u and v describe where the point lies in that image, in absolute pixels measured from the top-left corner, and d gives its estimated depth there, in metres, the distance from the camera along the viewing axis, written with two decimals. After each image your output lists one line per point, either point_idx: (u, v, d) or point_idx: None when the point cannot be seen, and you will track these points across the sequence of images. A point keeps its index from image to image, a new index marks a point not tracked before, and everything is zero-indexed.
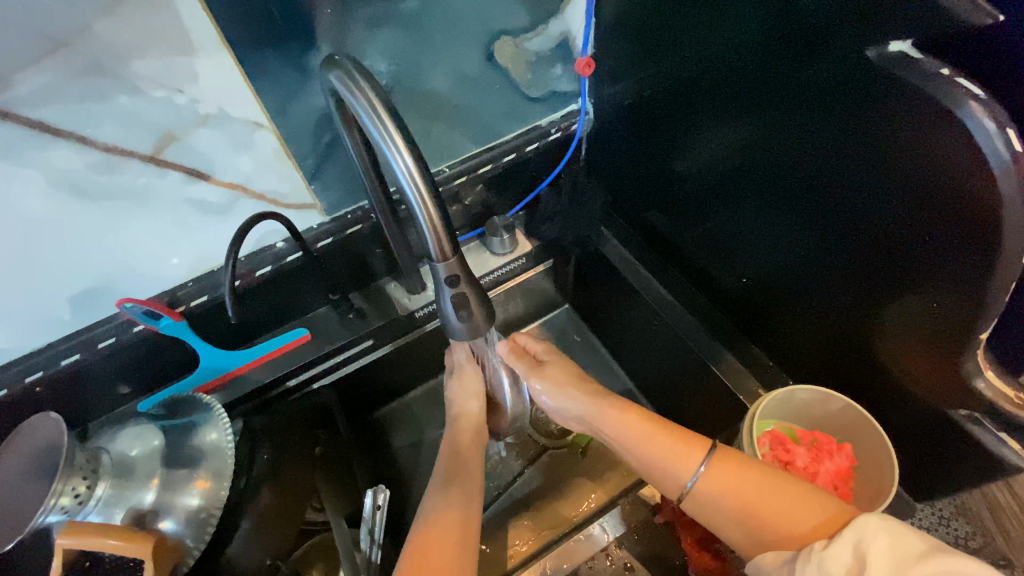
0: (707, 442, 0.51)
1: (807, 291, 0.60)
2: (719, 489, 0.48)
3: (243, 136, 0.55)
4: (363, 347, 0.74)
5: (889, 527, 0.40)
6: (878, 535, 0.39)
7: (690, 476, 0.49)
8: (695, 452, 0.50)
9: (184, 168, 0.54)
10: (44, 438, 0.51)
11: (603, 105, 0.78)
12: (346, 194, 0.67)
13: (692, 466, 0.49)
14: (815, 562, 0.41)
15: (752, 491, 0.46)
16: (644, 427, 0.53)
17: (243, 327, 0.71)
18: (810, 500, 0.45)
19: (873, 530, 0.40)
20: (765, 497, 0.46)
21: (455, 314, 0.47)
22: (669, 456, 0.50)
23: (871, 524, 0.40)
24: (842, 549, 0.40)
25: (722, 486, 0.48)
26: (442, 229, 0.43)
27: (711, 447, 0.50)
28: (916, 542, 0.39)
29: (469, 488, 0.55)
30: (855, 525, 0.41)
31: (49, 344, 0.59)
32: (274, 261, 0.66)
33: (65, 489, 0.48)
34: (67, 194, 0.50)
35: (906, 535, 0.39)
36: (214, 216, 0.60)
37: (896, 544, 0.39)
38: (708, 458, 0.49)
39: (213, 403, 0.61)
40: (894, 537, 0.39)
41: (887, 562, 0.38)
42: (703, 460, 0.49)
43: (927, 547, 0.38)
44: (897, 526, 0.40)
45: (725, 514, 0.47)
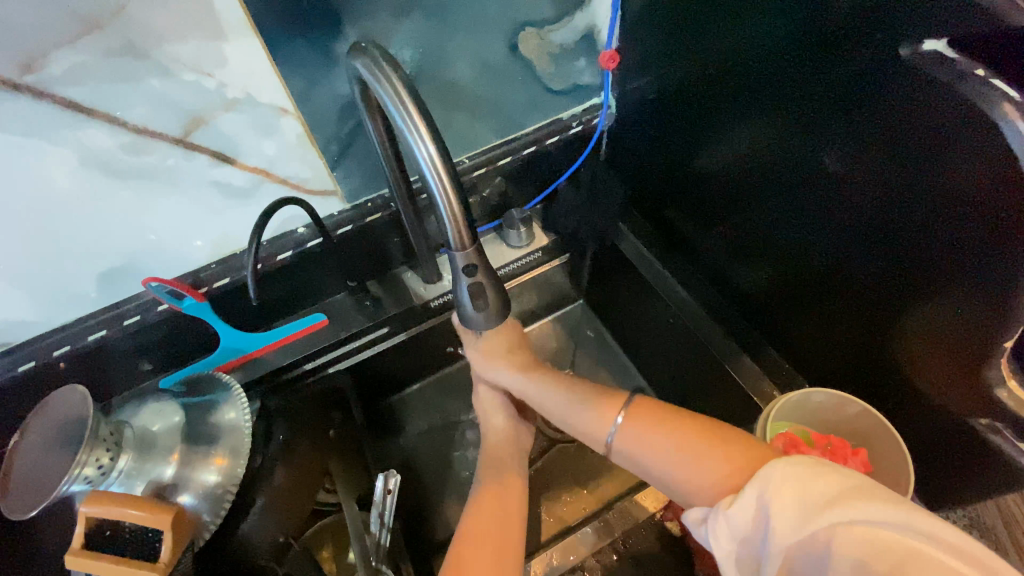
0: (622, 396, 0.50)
1: (826, 293, 0.60)
2: (640, 439, 0.46)
3: (268, 121, 0.56)
4: (378, 334, 0.76)
5: (796, 476, 0.37)
6: (785, 486, 0.37)
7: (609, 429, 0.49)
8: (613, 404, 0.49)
9: (210, 150, 0.55)
10: (70, 410, 0.53)
11: (625, 100, 0.77)
12: (366, 182, 0.68)
13: (610, 417, 0.49)
14: (723, 520, 0.39)
15: (667, 436, 0.45)
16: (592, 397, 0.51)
17: (262, 310, 0.72)
18: (731, 444, 0.43)
19: (779, 481, 0.37)
20: (677, 440, 0.44)
21: (471, 302, 0.47)
22: (590, 412, 0.50)
23: (775, 473, 0.37)
24: (747, 504, 0.38)
25: (639, 439, 0.47)
26: (461, 218, 0.43)
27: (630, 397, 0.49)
28: (827, 488, 0.36)
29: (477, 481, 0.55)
30: (760, 477, 0.38)
31: (77, 319, 0.61)
32: (294, 247, 0.68)
33: (88, 460, 0.49)
34: (98, 173, 0.51)
35: (813, 482, 0.36)
36: (238, 200, 0.61)
37: (803, 493, 0.36)
38: (625, 408, 0.49)
39: (232, 382, 0.62)
40: (801, 485, 0.36)
41: (794, 515, 0.36)
42: (620, 411, 0.49)
43: (840, 489, 0.36)
44: (808, 469, 0.37)
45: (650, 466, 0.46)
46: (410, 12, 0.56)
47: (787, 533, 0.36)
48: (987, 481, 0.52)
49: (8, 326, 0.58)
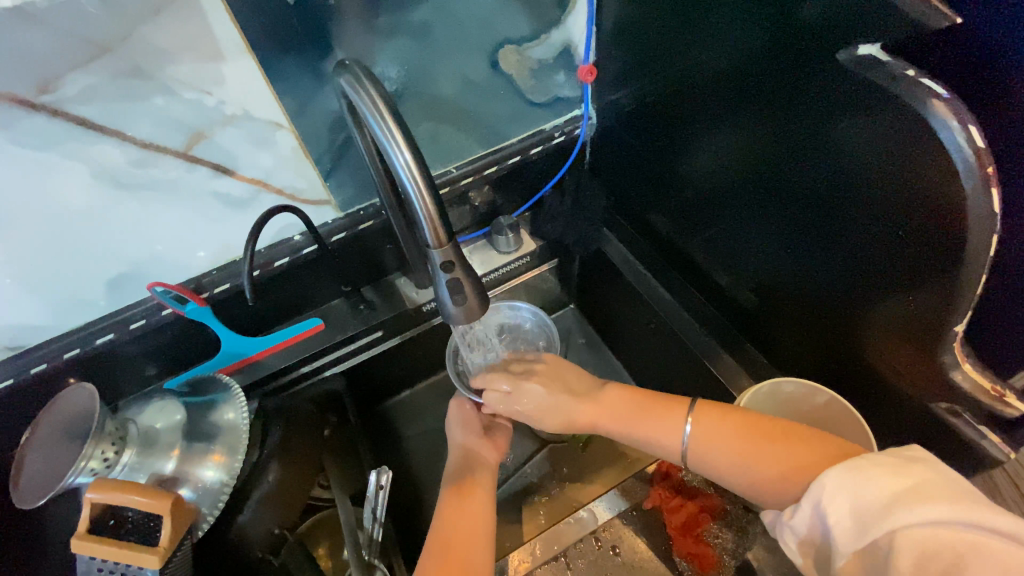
0: (687, 402, 0.56)
1: (794, 291, 0.62)
2: (707, 445, 0.52)
3: (264, 135, 0.60)
4: (373, 338, 0.79)
5: (849, 483, 0.41)
6: (838, 495, 0.41)
7: (682, 436, 0.54)
8: (680, 414, 0.55)
9: (210, 163, 0.59)
10: (79, 407, 0.57)
11: (604, 111, 0.81)
12: (358, 192, 0.72)
13: (680, 426, 0.54)
14: (789, 528, 0.45)
15: (738, 442, 0.50)
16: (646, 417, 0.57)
17: (261, 315, 0.76)
18: (788, 446, 0.48)
19: (831, 493, 0.42)
20: (746, 444, 0.50)
21: (450, 298, 0.50)
22: (661, 430, 0.55)
23: (828, 484, 0.42)
24: (807, 513, 0.43)
25: (707, 442, 0.52)
26: (437, 217, 0.47)
27: (692, 403, 0.55)
28: (879, 494, 0.40)
29: (464, 478, 0.60)
30: (813, 491, 0.43)
31: (87, 324, 0.65)
32: (291, 253, 0.71)
33: (94, 452, 0.53)
34: (107, 185, 0.56)
35: (864, 487, 0.40)
36: (238, 209, 0.65)
37: (859, 499, 0.40)
38: (691, 415, 0.54)
39: (232, 383, 0.66)
40: (852, 493, 0.41)
41: (850, 524, 0.40)
42: (687, 419, 0.54)
43: (893, 493, 0.39)
44: (860, 475, 0.41)
45: (716, 466, 0.51)
46: (393, 33, 0.61)
47: (848, 538, 0.40)
48: (953, 463, 0.54)
49: (22, 330, 0.62)
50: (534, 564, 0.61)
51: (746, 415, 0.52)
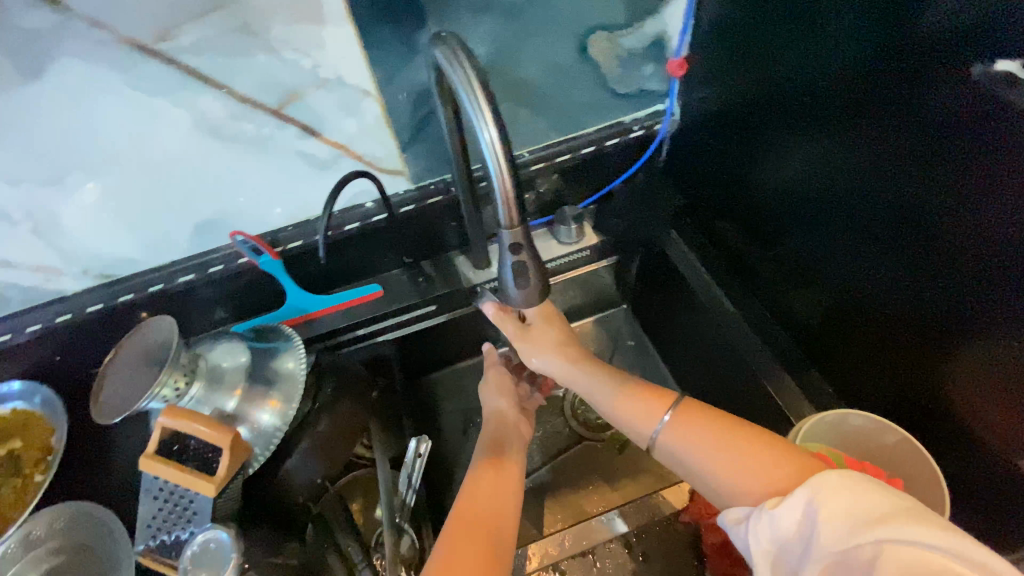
0: (673, 396, 0.54)
1: (873, 320, 0.58)
2: (682, 435, 0.50)
3: (352, 101, 0.61)
4: (427, 311, 0.81)
5: (848, 487, 0.39)
6: (835, 495, 0.39)
7: (656, 426, 0.52)
8: (660, 405, 0.53)
9: (300, 123, 0.61)
10: (159, 338, 0.61)
11: (689, 109, 0.78)
12: (432, 166, 0.72)
13: (659, 414, 0.53)
14: (766, 519, 0.41)
15: (711, 439, 0.48)
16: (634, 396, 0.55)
17: (327, 275, 0.79)
18: (767, 450, 0.45)
19: (829, 491, 0.39)
20: (723, 441, 0.48)
21: (513, 281, 0.51)
22: (636, 415, 0.54)
23: (828, 483, 0.39)
24: (795, 509, 0.40)
25: (684, 437, 0.50)
26: (513, 198, 0.46)
27: (676, 400, 0.53)
28: (878, 505, 0.38)
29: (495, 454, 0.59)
30: (810, 484, 0.40)
31: (171, 263, 0.70)
32: (361, 219, 0.74)
33: (167, 382, 0.57)
34: (206, 134, 0.59)
35: (865, 495, 0.38)
36: (319, 171, 0.67)
37: (856, 505, 0.38)
38: (671, 409, 0.52)
39: (294, 335, 0.69)
40: (851, 496, 0.38)
41: (840, 525, 0.38)
42: (669, 410, 0.52)
43: (890, 507, 0.37)
44: (861, 485, 0.39)
45: (684, 464, 0.50)
46: (487, 11, 0.61)
47: (834, 540, 0.38)
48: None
49: (118, 261, 0.67)
50: (561, 554, 0.61)
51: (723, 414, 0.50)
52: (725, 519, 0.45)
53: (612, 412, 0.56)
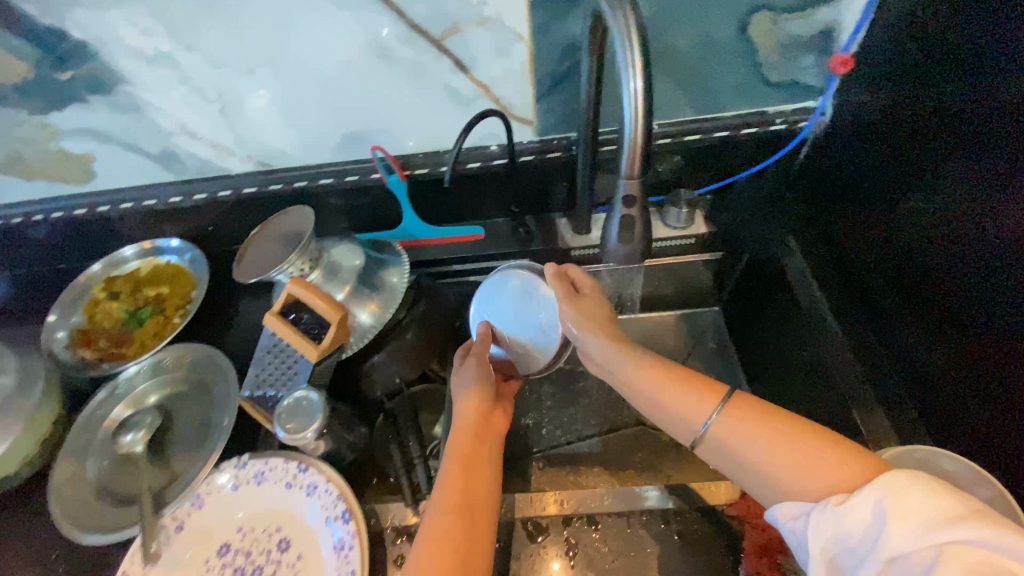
0: (724, 390, 0.50)
1: (1001, 371, 0.51)
2: (735, 432, 0.46)
3: (505, 44, 0.64)
4: (519, 263, 0.85)
5: (921, 488, 0.37)
6: (907, 494, 0.37)
7: (704, 422, 0.48)
8: (709, 399, 0.49)
9: (454, 57, 0.65)
10: (296, 225, 0.70)
11: (842, 111, 0.73)
12: (560, 122, 0.73)
13: (708, 409, 0.48)
14: (830, 515, 0.39)
15: (768, 440, 0.45)
16: (667, 384, 0.51)
17: (439, 209, 0.85)
18: (829, 452, 0.43)
19: (900, 490, 0.38)
20: (781, 442, 0.44)
21: (618, 232, 0.52)
22: (681, 406, 0.50)
23: (897, 484, 0.38)
24: (861, 505, 0.38)
25: (739, 434, 0.46)
26: (640, 149, 0.47)
27: (726, 394, 0.49)
28: (951, 506, 0.36)
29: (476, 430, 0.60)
30: (881, 482, 0.38)
31: (316, 166, 0.79)
32: (483, 161, 0.77)
33: (295, 263, 0.66)
34: (372, 53, 0.64)
35: (939, 496, 0.37)
36: (459, 107, 0.71)
37: (929, 505, 0.36)
38: (721, 405, 0.48)
39: (402, 254, 0.76)
40: (924, 496, 0.37)
41: (912, 525, 0.36)
42: (718, 406, 0.48)
43: (965, 510, 0.36)
44: (933, 487, 0.37)
45: (733, 461, 0.47)
46: None
47: (903, 539, 0.36)
48: None
49: (275, 154, 0.77)
50: (598, 508, 0.63)
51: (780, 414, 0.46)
52: (776, 514, 0.43)
53: (643, 395, 0.53)
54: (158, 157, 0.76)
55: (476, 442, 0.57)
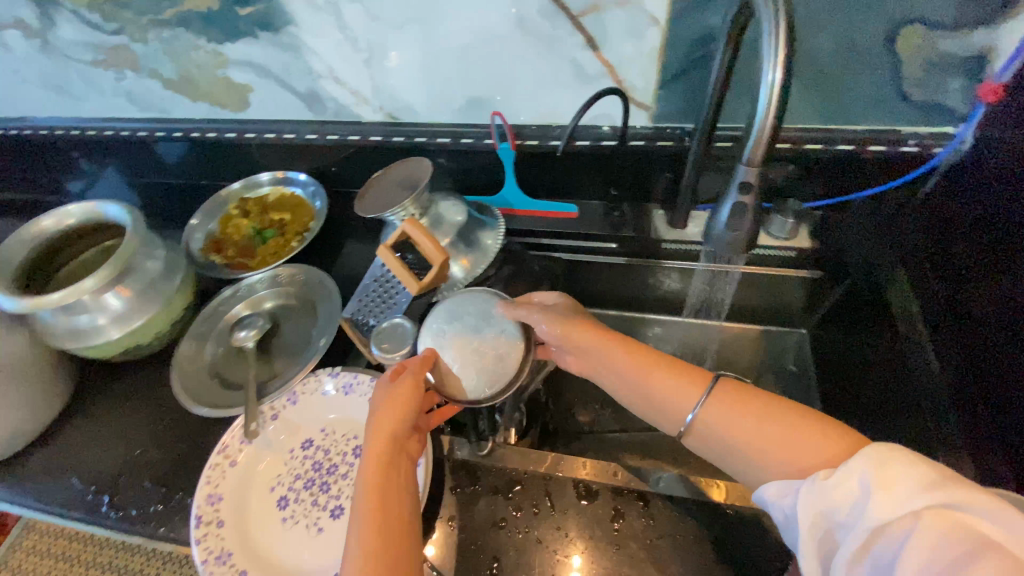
0: (708, 377, 0.54)
1: None
2: (720, 417, 0.51)
3: (640, 27, 0.66)
4: (607, 247, 0.86)
5: (901, 458, 0.40)
6: (891, 466, 0.39)
7: (690, 412, 0.52)
8: (694, 389, 0.53)
9: (588, 34, 0.67)
10: (412, 174, 0.76)
11: (984, 142, 0.67)
12: (679, 112, 0.74)
13: (693, 396, 0.53)
14: (818, 489, 0.41)
15: (749, 423, 0.49)
16: (655, 374, 0.56)
17: (539, 182, 0.89)
18: (811, 431, 0.46)
19: (882, 460, 0.40)
20: (762, 427, 0.48)
21: (727, 219, 0.53)
22: (669, 397, 0.54)
23: (878, 454, 0.40)
24: (846, 477, 0.40)
25: (725, 421, 0.50)
26: (766, 138, 0.47)
27: (710, 381, 0.53)
28: (929, 473, 0.38)
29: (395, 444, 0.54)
30: (863, 454, 0.41)
31: (437, 125, 0.84)
32: (592, 140, 0.80)
33: (405, 208, 0.71)
34: (512, 22, 0.68)
35: (917, 465, 0.39)
36: (582, 84, 0.73)
37: (908, 473, 0.39)
38: (705, 393, 0.52)
39: (499, 219, 0.80)
40: (904, 466, 0.39)
41: (895, 493, 0.38)
42: (703, 393, 0.52)
43: (941, 476, 0.38)
44: (911, 457, 0.40)
45: (720, 447, 0.51)
46: None
47: (885, 505, 0.38)
48: None
49: (403, 108, 0.83)
50: (644, 487, 0.63)
51: (759, 399, 0.50)
52: (765, 493, 0.46)
53: (636, 385, 0.57)
54: (304, 96, 0.85)
55: (388, 474, 0.51)
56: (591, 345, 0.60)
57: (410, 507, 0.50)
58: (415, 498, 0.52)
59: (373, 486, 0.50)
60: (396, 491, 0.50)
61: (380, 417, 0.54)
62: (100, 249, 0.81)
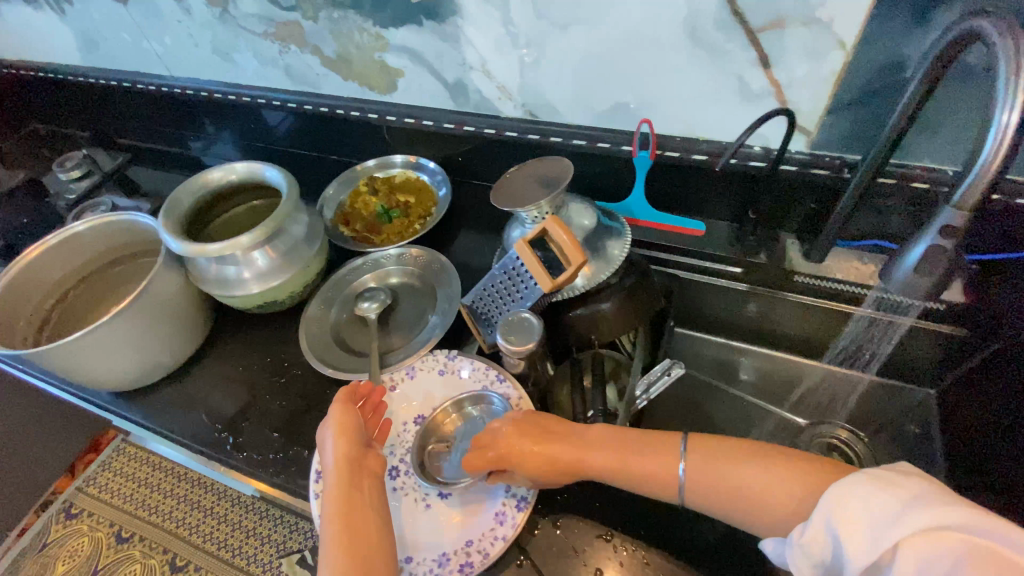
0: (680, 445, 0.54)
1: None
2: (703, 478, 0.52)
3: (821, 49, 0.63)
4: (728, 271, 0.84)
5: (864, 493, 0.41)
6: (852, 503, 0.41)
7: (679, 469, 0.53)
8: (671, 452, 0.54)
9: (762, 51, 0.65)
10: (549, 172, 0.75)
11: None
12: (842, 141, 0.70)
13: (674, 460, 0.53)
14: (801, 548, 0.43)
15: (730, 483, 0.51)
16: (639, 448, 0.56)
17: (668, 195, 0.87)
18: (788, 475, 0.48)
19: (846, 499, 0.41)
20: (741, 483, 0.50)
21: (916, 263, 0.49)
22: (652, 462, 0.54)
23: (839, 493, 0.42)
24: (817, 527, 0.42)
25: (709, 483, 0.51)
26: (988, 180, 0.44)
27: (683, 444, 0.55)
28: (893, 505, 0.39)
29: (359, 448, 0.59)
30: (827, 498, 0.42)
31: (577, 126, 0.84)
32: (739, 159, 0.77)
33: (536, 209, 0.71)
34: (684, 32, 0.67)
35: (878, 497, 0.40)
36: (742, 101, 0.71)
37: (871, 509, 0.40)
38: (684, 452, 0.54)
39: (626, 230, 0.77)
40: (865, 502, 0.40)
41: (863, 536, 0.39)
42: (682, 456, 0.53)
43: (905, 501, 0.39)
44: (873, 488, 0.41)
45: (717, 510, 0.52)
46: None
47: (859, 551, 0.39)
48: None
49: (546, 106, 0.84)
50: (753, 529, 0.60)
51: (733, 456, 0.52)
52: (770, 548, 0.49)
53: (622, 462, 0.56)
54: (450, 85, 0.87)
55: (352, 496, 0.55)
56: (570, 467, 0.58)
57: (378, 519, 0.54)
58: (384, 511, 0.56)
59: (340, 510, 0.53)
60: (362, 508, 0.54)
61: (333, 449, 0.58)
62: (251, 209, 0.87)
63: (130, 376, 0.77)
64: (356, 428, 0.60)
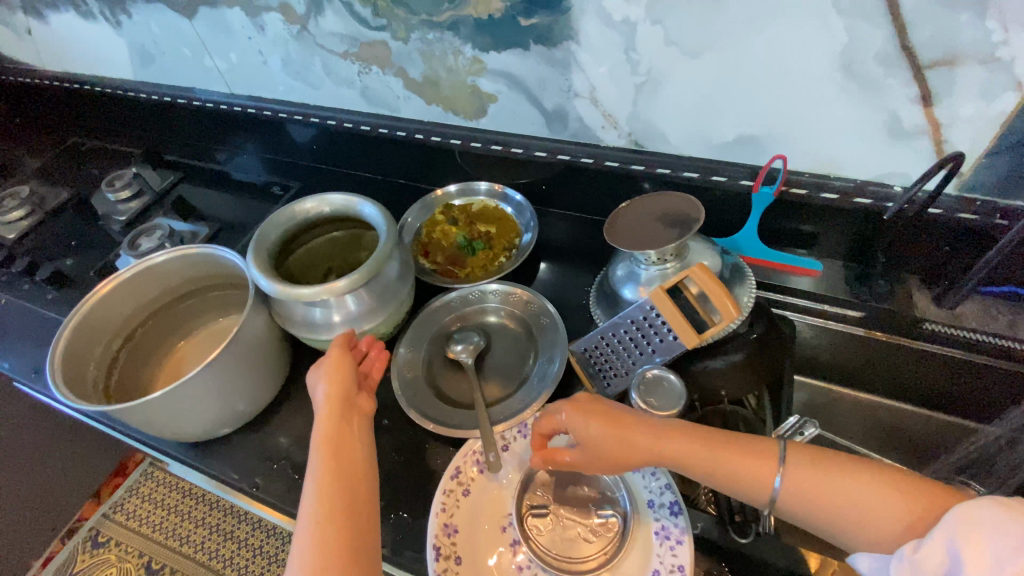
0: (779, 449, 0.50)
1: None
2: (807, 491, 0.47)
3: (997, 88, 0.57)
4: (846, 313, 0.79)
5: (992, 516, 0.38)
6: (978, 527, 0.38)
7: (776, 480, 0.48)
8: (772, 458, 0.49)
9: (926, 87, 0.59)
10: (670, 211, 0.69)
11: None
12: (1000, 185, 0.64)
13: (773, 469, 0.49)
14: (908, 564, 0.40)
15: (835, 491, 0.46)
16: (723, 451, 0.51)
17: (782, 231, 0.81)
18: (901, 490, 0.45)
19: (971, 521, 0.38)
20: (846, 492, 0.46)
21: None
22: (746, 469, 0.49)
23: (967, 516, 0.39)
24: (935, 547, 0.39)
25: (811, 493, 0.47)
26: None
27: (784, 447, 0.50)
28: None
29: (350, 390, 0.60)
30: (952, 518, 0.39)
31: (691, 157, 0.78)
32: (876, 199, 0.70)
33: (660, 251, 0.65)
34: (836, 64, 0.61)
35: (1008, 523, 0.37)
36: (889, 139, 0.65)
37: (996, 533, 0.37)
38: (785, 456, 0.49)
39: (748, 274, 0.70)
40: (994, 526, 0.37)
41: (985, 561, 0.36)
42: (782, 460, 0.49)
43: None
44: (1002, 513, 0.38)
45: (818, 522, 0.47)
46: None
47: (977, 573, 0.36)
48: None
49: (656, 136, 0.78)
50: None
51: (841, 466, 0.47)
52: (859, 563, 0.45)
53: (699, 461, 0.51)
54: (548, 111, 0.82)
55: (342, 428, 0.57)
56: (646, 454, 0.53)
57: (365, 451, 0.56)
58: (371, 444, 0.58)
59: (330, 439, 0.55)
60: (351, 440, 0.56)
61: (325, 387, 0.59)
62: (331, 240, 0.81)
63: (206, 426, 0.71)
64: (349, 370, 0.61)
